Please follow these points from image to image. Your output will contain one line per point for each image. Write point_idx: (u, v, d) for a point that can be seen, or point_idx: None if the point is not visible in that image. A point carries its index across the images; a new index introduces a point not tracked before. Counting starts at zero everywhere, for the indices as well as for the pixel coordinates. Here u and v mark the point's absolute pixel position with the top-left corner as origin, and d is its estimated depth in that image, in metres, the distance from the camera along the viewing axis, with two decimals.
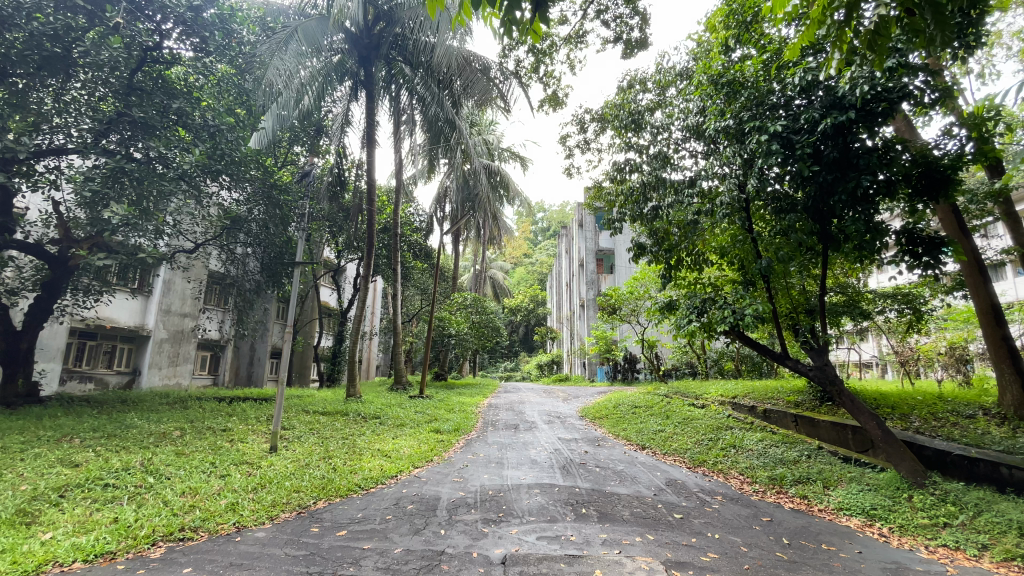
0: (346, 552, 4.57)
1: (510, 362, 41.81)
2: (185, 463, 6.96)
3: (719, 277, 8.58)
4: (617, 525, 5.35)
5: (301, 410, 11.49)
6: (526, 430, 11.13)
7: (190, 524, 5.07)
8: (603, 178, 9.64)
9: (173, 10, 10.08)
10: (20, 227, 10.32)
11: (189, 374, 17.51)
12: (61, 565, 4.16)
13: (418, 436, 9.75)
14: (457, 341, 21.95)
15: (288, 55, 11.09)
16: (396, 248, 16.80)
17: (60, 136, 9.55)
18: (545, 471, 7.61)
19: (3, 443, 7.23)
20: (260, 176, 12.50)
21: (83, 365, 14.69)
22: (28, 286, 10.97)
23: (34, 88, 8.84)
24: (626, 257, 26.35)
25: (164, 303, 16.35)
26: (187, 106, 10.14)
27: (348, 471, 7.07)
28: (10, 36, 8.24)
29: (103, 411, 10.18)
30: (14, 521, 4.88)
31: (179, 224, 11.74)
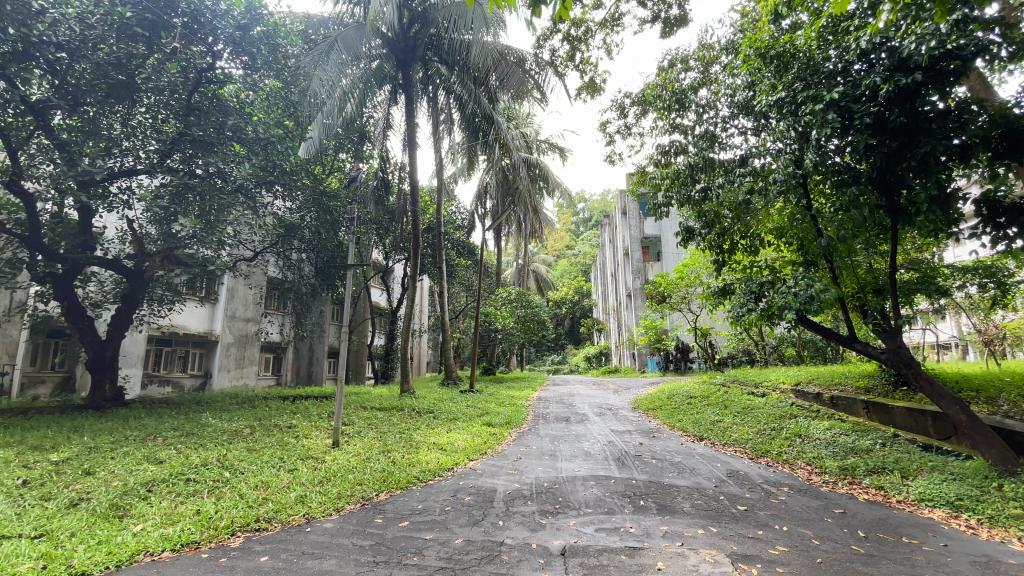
0: (410, 542, 4.71)
1: (558, 355, 41.83)
2: (258, 459, 7.38)
3: (778, 259, 8.21)
4: (678, 517, 5.23)
5: (359, 407, 11.92)
6: (578, 422, 11.09)
7: (265, 515, 5.37)
8: (647, 162, 9.37)
9: (223, 31, 10.60)
10: (101, 245, 11.25)
11: (255, 374, 18.55)
12: (152, 554, 4.51)
13: (472, 429, 9.91)
14: (504, 336, 22.09)
15: (330, 66, 11.47)
16: (441, 246, 17.04)
17: (129, 158, 10.29)
18: (600, 463, 7.54)
19: (98, 443, 7.94)
20: (310, 184, 13.08)
21: (161, 370, 15.87)
22: (110, 298, 11.98)
23: (104, 115, 9.60)
24: (674, 243, 25.68)
25: (229, 309, 17.38)
26: (240, 123, 10.73)
27: (407, 464, 7.28)
28: (80, 67, 8.95)
29: (181, 412, 10.97)
30: (109, 515, 5.34)
31: (240, 235, 12.39)
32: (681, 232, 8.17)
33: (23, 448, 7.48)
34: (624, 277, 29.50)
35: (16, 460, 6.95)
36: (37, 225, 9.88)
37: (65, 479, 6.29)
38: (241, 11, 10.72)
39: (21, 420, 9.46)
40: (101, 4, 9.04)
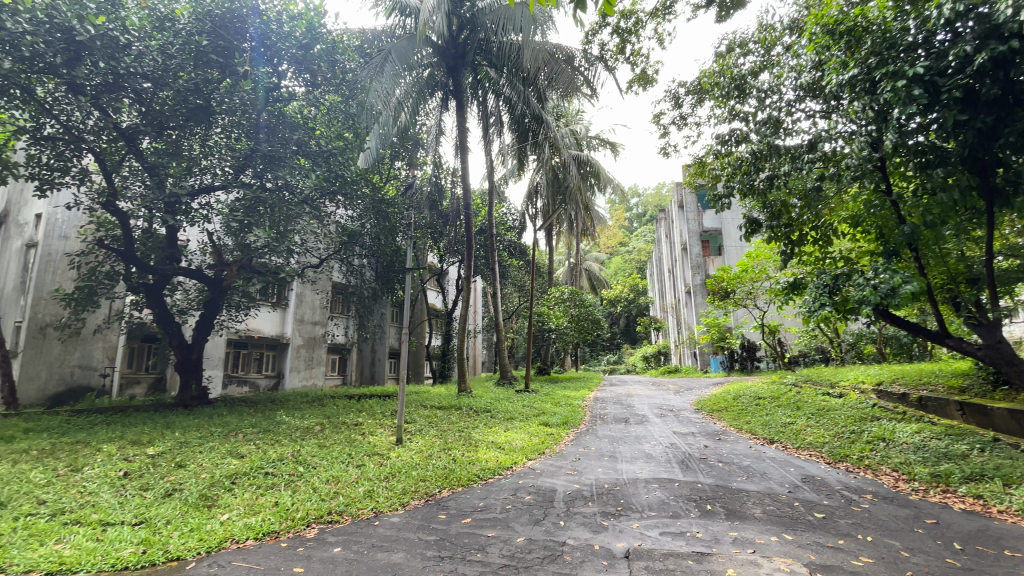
0: (473, 539, 4.79)
1: (614, 355, 41.11)
2: (328, 454, 7.79)
3: (853, 250, 7.68)
4: (748, 523, 4.99)
5: (419, 405, 12.30)
6: (638, 423, 10.85)
7: (336, 508, 5.66)
8: (705, 153, 9.02)
9: (288, 51, 11.20)
10: (186, 257, 12.28)
11: (322, 374, 19.53)
12: (238, 542, 4.87)
13: (529, 429, 9.95)
14: (558, 335, 21.96)
15: (385, 78, 11.89)
16: (494, 248, 17.20)
17: (207, 175, 11.13)
18: (663, 466, 7.32)
19: (186, 439, 8.67)
20: (369, 193, 13.65)
21: (240, 371, 17.11)
22: (194, 305, 13.07)
23: (185, 137, 10.46)
24: (737, 236, 24.49)
25: (298, 313, 18.44)
26: (305, 137, 11.38)
27: (467, 462, 7.42)
28: (163, 94, 9.76)
29: (258, 410, 11.78)
30: (199, 504, 5.83)
31: (307, 244, 13.13)
32: (745, 224, 7.78)
33: (124, 442, 8.31)
34: (682, 274, 28.50)
35: (119, 453, 7.71)
36: (130, 240, 10.92)
37: (161, 471, 6.92)
38: (303, 31, 11.31)
39: (122, 417, 10.49)
40: (180, 34, 9.82)
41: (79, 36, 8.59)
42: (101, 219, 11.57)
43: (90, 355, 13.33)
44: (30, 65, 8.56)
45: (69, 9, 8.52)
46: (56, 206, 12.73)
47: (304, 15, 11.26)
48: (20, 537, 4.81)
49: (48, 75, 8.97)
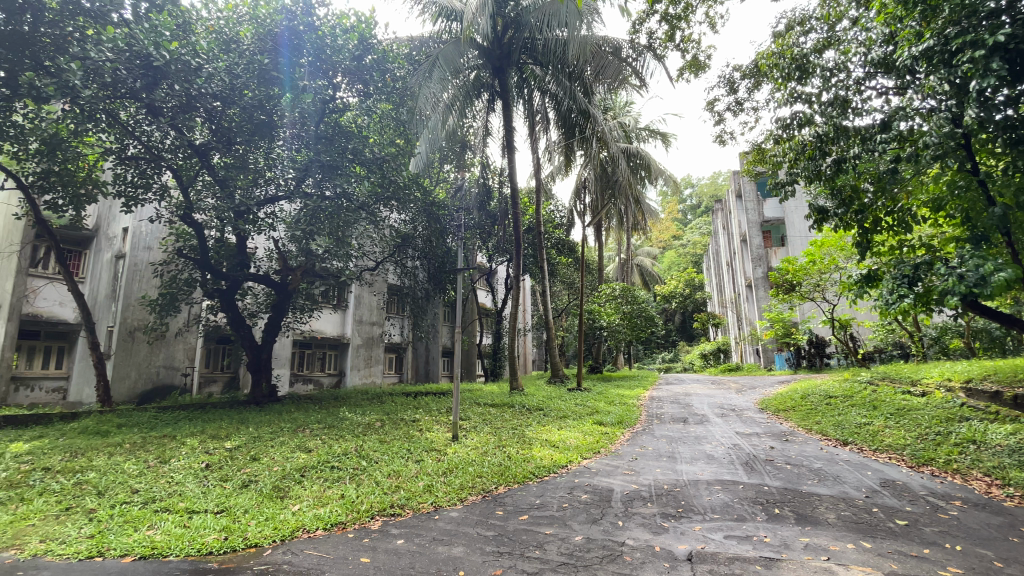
0: (531, 536, 4.83)
1: (669, 353, 39.97)
2: (388, 450, 8.09)
3: (935, 236, 7.09)
4: (821, 529, 4.72)
5: (473, 403, 12.53)
6: (697, 423, 10.51)
7: (398, 501, 5.87)
8: (764, 138, 8.62)
9: (342, 63, 11.62)
10: (255, 263, 13.13)
11: (381, 373, 20.26)
12: (308, 531, 5.16)
13: (583, 428, 9.88)
14: (610, 333, 21.57)
15: (433, 82, 12.09)
16: (543, 245, 17.14)
17: (272, 186, 11.79)
18: (726, 468, 7.05)
19: (260, 433, 9.27)
20: (421, 197, 14.04)
21: (305, 370, 18.09)
22: (263, 308, 13.94)
23: (251, 151, 11.06)
24: (801, 226, 23.16)
25: (357, 314, 19.25)
26: (359, 146, 11.78)
27: (522, 459, 7.47)
28: (230, 111, 10.45)
29: (323, 406, 12.41)
30: (273, 495, 6.23)
31: (364, 248, 13.69)
32: (811, 212, 7.33)
33: (205, 436, 9.00)
34: (742, 267, 27.26)
35: (201, 447, 8.35)
36: (205, 250, 11.77)
37: (238, 463, 7.45)
38: (355, 43, 11.78)
39: (203, 413, 11.35)
40: (244, 55, 10.50)
41: (155, 61, 9.33)
42: (179, 231, 12.53)
43: (174, 356, 14.54)
44: (112, 90, 9.37)
45: (146, 37, 9.26)
46: (141, 220, 13.93)
47: (356, 27, 11.71)
48: (118, 523, 5.31)
49: (129, 99, 9.80)
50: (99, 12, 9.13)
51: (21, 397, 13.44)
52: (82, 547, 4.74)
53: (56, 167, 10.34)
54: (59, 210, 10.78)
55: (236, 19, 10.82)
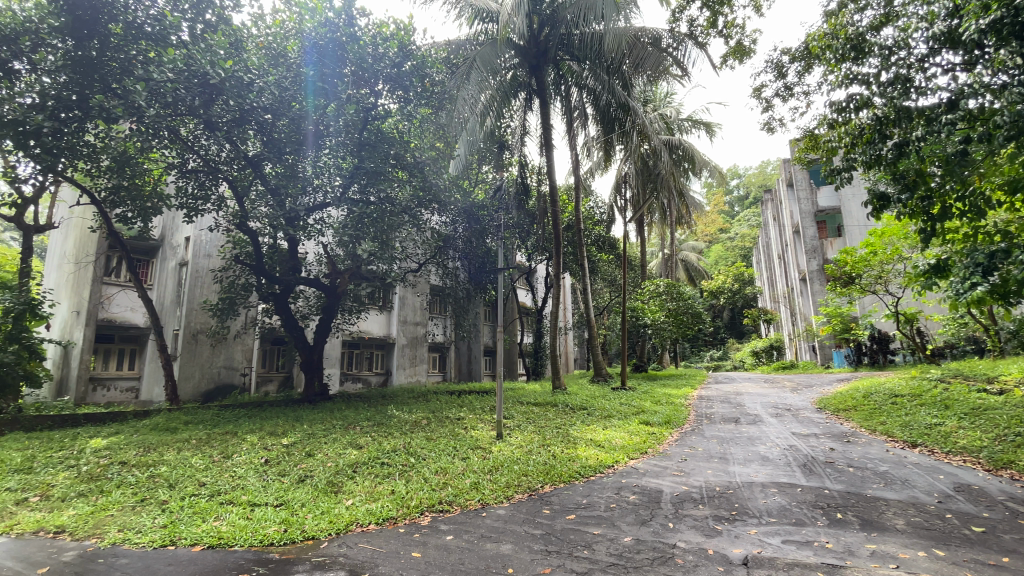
0: (579, 535, 4.80)
1: (717, 350, 38.66)
2: (435, 447, 8.25)
3: (1013, 221, 6.54)
4: (888, 535, 4.44)
5: (517, 402, 12.58)
6: (750, 423, 10.13)
7: (446, 498, 5.98)
8: (817, 124, 8.21)
9: (383, 71, 11.93)
10: (305, 268, 13.73)
11: (425, 372, 20.66)
12: (362, 525, 5.34)
13: (629, 428, 9.72)
14: (655, 331, 21.08)
15: (471, 84, 12.14)
16: (583, 242, 16.95)
17: (320, 194, 12.09)
18: (782, 470, 6.75)
19: (313, 430, 9.67)
20: (461, 198, 14.22)
21: (353, 369, 18.76)
22: (313, 310, 14.52)
23: (300, 160, 11.36)
24: (859, 215, 21.85)
25: (401, 315, 19.75)
26: (401, 151, 12.15)
27: (568, 459, 7.43)
28: (280, 123, 10.92)
29: (371, 404, 12.81)
30: (328, 489, 6.48)
31: (407, 250, 14.02)
32: (871, 199, 6.90)
33: (264, 433, 9.47)
34: (795, 259, 26.07)
35: (260, 443, 8.80)
36: (260, 255, 12.37)
37: (294, 459, 7.80)
38: (395, 51, 12.06)
39: (260, 411, 11.98)
40: (291, 69, 10.99)
41: (211, 79, 9.92)
42: (236, 238, 13.19)
43: (233, 358, 15.37)
44: (172, 109, 10.00)
45: (202, 57, 9.93)
46: (202, 230, 14.83)
47: (395, 35, 12.01)
48: (188, 514, 5.69)
49: (188, 116, 10.41)
50: (159, 35, 9.95)
51: (100, 396, 14.62)
52: (156, 536, 5.10)
53: (125, 183, 11.18)
54: (129, 222, 11.62)
55: (282, 33, 11.25)
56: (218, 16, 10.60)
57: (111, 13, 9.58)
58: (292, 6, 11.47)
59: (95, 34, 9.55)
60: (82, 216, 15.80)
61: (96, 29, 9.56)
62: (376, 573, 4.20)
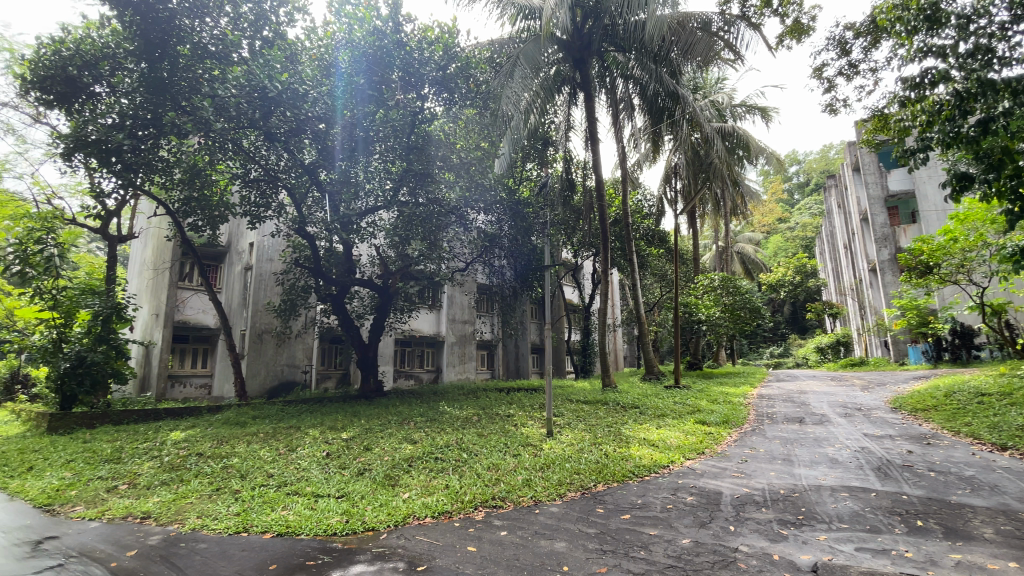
0: (635, 536, 4.71)
1: (778, 347, 36.74)
2: (487, 443, 8.35)
3: None
4: (976, 545, 4.07)
5: (566, 400, 12.48)
6: (816, 423, 9.57)
7: (499, 494, 6.04)
8: (886, 101, 7.63)
9: (429, 75, 12.14)
10: (360, 270, 14.23)
11: (474, 369, 20.92)
12: (418, 519, 5.48)
13: (684, 427, 9.46)
14: (709, 327, 20.06)
15: (515, 81, 12.09)
16: (631, 237, 16.50)
17: (371, 199, 12.56)
18: (853, 473, 6.34)
19: (370, 425, 10.03)
20: (507, 196, 14.23)
21: (406, 366, 19.32)
22: (367, 310, 15.08)
23: (351, 166, 11.79)
24: (937, 198, 20.06)
25: (450, 313, 20.11)
26: (447, 153, 12.55)
27: (620, 458, 7.31)
28: (334, 132, 11.37)
29: (424, 401, 13.12)
30: (386, 483, 6.72)
31: (454, 250, 14.24)
32: (950, 181, 6.33)
33: (324, 428, 9.92)
34: (863, 248, 24.36)
35: (321, 437, 9.22)
36: (317, 258, 12.93)
37: (353, 452, 8.13)
38: (441, 54, 12.23)
39: (320, 406, 12.57)
40: (342, 78, 11.30)
41: (270, 92, 10.35)
42: (295, 243, 13.85)
43: (294, 356, 16.20)
44: (236, 122, 10.60)
45: (262, 73, 10.37)
46: (264, 236, 15.70)
47: (440, 38, 12.20)
48: (258, 503, 6.04)
49: (249, 129, 10.96)
50: (222, 54, 10.68)
51: (177, 392, 15.82)
52: (230, 524, 5.45)
53: (195, 195, 11.81)
54: (199, 229, 12.40)
55: (336, 43, 11.49)
56: (275, 32, 11.25)
57: (179, 36, 10.41)
58: (341, 17, 11.80)
59: (165, 56, 10.44)
60: (159, 226, 17.13)
61: (166, 51, 10.40)
62: (434, 565, 4.30)
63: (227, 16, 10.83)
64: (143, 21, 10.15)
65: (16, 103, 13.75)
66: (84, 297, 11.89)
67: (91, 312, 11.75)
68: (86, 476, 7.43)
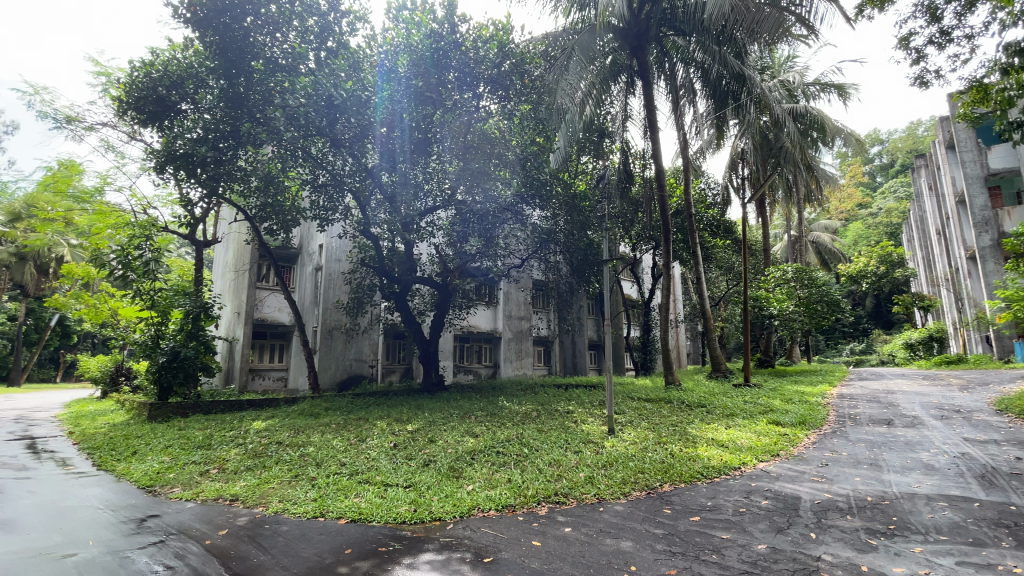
0: (706, 539, 4.54)
1: (859, 343, 33.97)
2: (547, 439, 8.36)
3: None
4: None
5: (627, 397, 12.25)
6: (907, 426, 8.78)
7: (562, 490, 6.02)
8: (988, 70, 6.84)
9: (485, 73, 12.22)
10: (420, 269, 14.62)
11: (531, 365, 20.97)
12: (483, 511, 5.57)
13: (755, 427, 8.98)
14: (782, 323, 18.98)
15: (571, 73, 11.92)
16: (694, 228, 15.79)
17: (430, 199, 12.94)
18: (953, 481, 5.76)
19: (434, 418, 10.33)
20: (563, 191, 14.09)
21: (465, 361, 19.73)
22: (427, 307, 15.51)
23: (411, 167, 12.20)
24: None
25: (507, 309, 20.27)
26: (503, 150, 12.43)
27: (688, 458, 7.07)
28: (394, 135, 11.71)
29: (483, 396, 13.32)
30: (451, 474, 6.89)
31: (509, 246, 14.31)
32: None
33: (391, 420, 10.33)
34: (959, 233, 22.00)
35: (388, 429, 9.60)
36: (381, 257, 13.46)
37: (419, 444, 8.42)
38: (495, 52, 12.27)
39: (386, 399, 13.10)
40: (402, 82, 11.48)
41: (336, 100, 10.88)
42: (360, 243, 14.47)
43: (361, 351, 16.97)
44: (305, 131, 11.24)
45: (329, 83, 10.90)
46: (332, 237, 16.53)
47: (495, 36, 12.22)
48: (332, 490, 6.39)
49: (317, 136, 11.57)
50: (292, 67, 11.24)
51: (257, 384, 17.03)
52: (308, 508, 5.80)
53: (270, 201, 12.49)
54: (274, 233, 13.15)
55: (394, 49, 11.68)
56: (338, 42, 11.63)
57: (253, 52, 11.13)
58: (399, 22, 12.14)
59: (241, 72, 11.17)
60: (239, 231, 18.48)
61: (242, 67, 11.14)
62: (500, 558, 4.35)
63: (295, 30, 11.37)
64: (221, 41, 10.98)
65: (115, 123, 15.32)
66: (176, 297, 13.13)
67: (183, 311, 12.89)
68: (183, 460, 8.19)
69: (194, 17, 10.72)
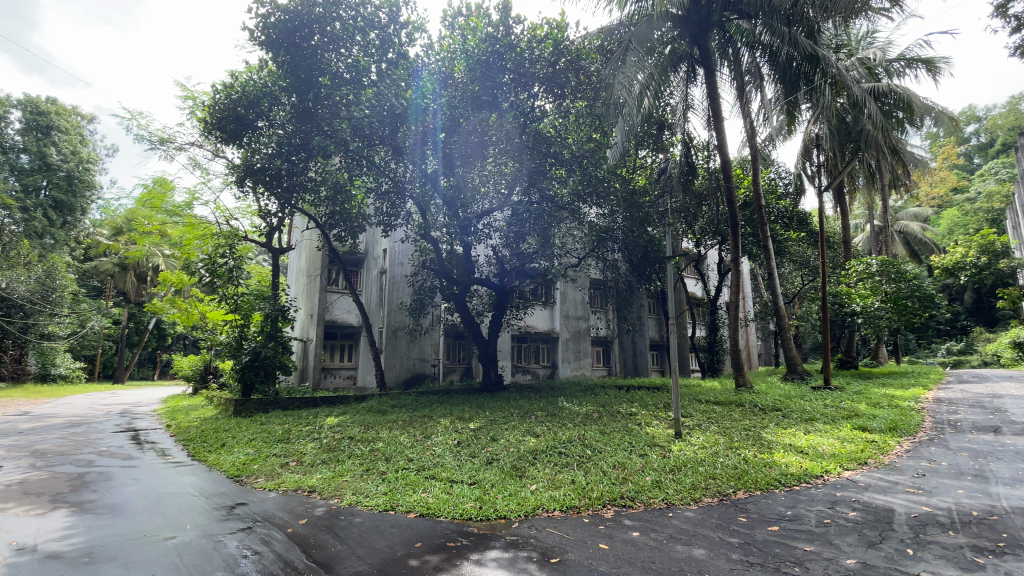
0: (787, 550, 4.27)
1: (957, 342, 30.66)
2: (610, 441, 8.22)
3: None
4: None
5: (694, 400, 11.83)
6: (1019, 434, 7.83)
7: (628, 493, 5.89)
8: None
9: (539, 73, 12.24)
10: (479, 270, 14.84)
11: (590, 366, 20.67)
12: (547, 511, 5.56)
13: (838, 433, 8.36)
14: (868, 321, 17.27)
15: (628, 66, 11.61)
16: (764, 221, 14.89)
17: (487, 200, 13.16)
18: None
19: (495, 417, 10.46)
20: (621, 187, 13.84)
21: (522, 361, 19.83)
22: (485, 308, 15.74)
23: (469, 170, 12.51)
24: None
25: (564, 309, 20.14)
26: (560, 149, 12.34)
27: (762, 464, 6.71)
28: (452, 139, 11.98)
29: (543, 396, 13.31)
30: (514, 473, 6.94)
31: (566, 245, 14.23)
32: None
33: (454, 418, 10.58)
34: None
35: (452, 426, 9.82)
36: (441, 259, 13.81)
37: (481, 442, 8.55)
38: (550, 50, 12.27)
39: (449, 397, 13.42)
40: (458, 87, 11.64)
41: (398, 109, 11.35)
42: (421, 246, 14.93)
43: (424, 351, 17.51)
44: (368, 140, 11.80)
45: (390, 93, 11.36)
46: (395, 241, 17.17)
47: (549, 35, 12.19)
48: (401, 485, 6.63)
49: (380, 145, 12.13)
50: (356, 80, 11.73)
51: (329, 382, 18.02)
52: (380, 501, 6.05)
53: (338, 209, 12.90)
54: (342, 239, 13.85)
55: (450, 55, 11.89)
56: (398, 53, 12.05)
57: (320, 68, 11.74)
58: (455, 29, 12.40)
59: (311, 87, 11.84)
60: (310, 238, 19.60)
61: (311, 82, 11.78)
62: (567, 559, 4.32)
63: (358, 45, 11.86)
64: (291, 60, 11.76)
65: (201, 142, 16.71)
66: (257, 301, 14.12)
67: (263, 314, 13.83)
68: (265, 453, 8.81)
69: (268, 39, 11.63)
